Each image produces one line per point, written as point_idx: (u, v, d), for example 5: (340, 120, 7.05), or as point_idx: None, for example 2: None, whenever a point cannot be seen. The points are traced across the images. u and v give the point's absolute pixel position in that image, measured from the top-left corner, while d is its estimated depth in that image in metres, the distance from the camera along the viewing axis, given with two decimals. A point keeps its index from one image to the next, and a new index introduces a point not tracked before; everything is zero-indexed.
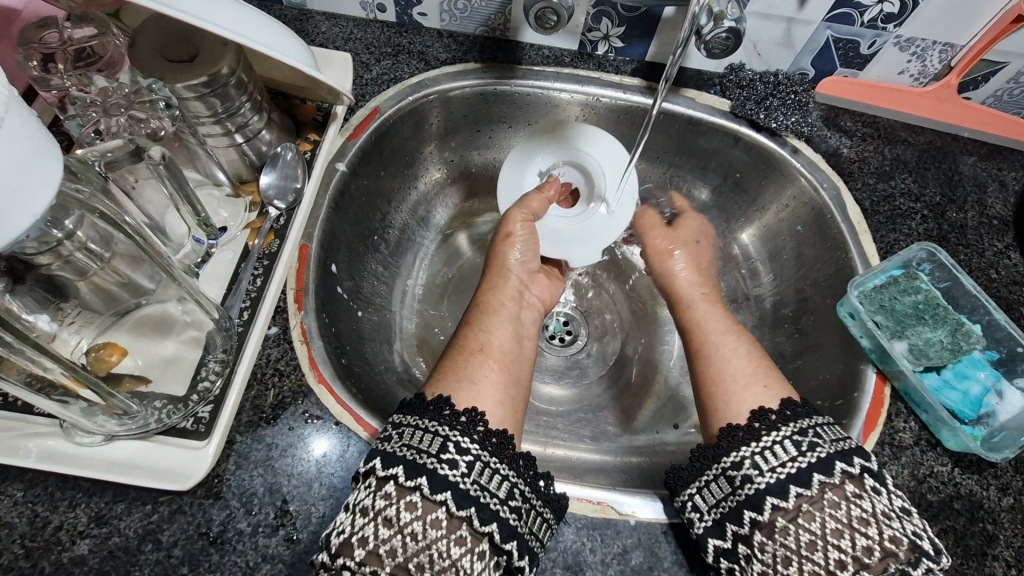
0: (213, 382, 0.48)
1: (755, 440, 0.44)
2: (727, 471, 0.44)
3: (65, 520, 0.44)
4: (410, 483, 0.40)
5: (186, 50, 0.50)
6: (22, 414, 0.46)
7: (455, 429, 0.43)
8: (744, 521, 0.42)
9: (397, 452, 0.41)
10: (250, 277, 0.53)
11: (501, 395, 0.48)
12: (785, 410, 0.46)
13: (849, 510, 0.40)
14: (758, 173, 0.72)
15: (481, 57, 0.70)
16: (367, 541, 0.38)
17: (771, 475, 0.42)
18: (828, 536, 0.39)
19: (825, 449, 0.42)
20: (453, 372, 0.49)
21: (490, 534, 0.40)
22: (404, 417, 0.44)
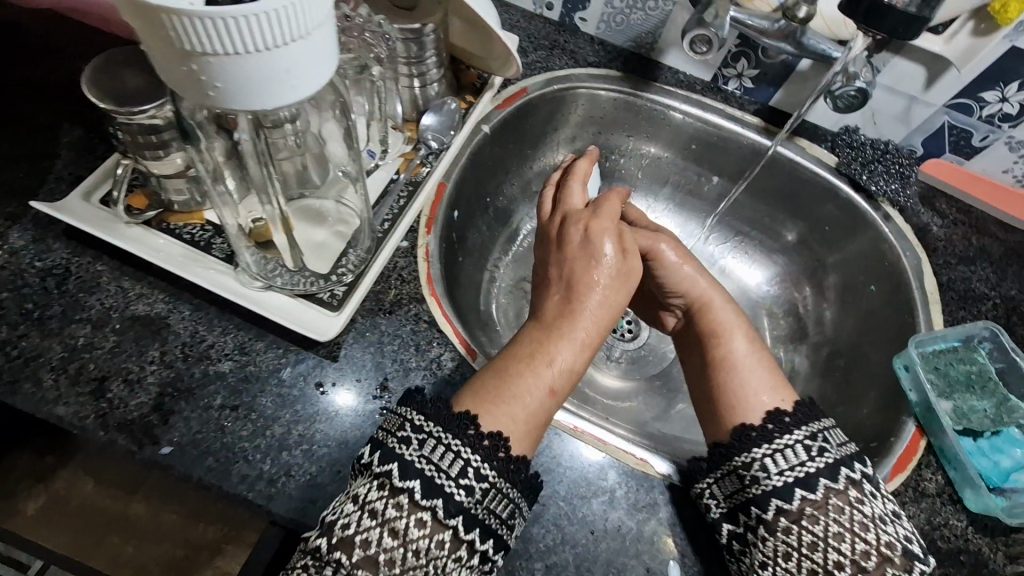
0: (352, 269, 0.58)
1: (768, 442, 0.49)
2: (740, 470, 0.49)
3: (217, 341, 0.54)
4: (425, 503, 0.43)
5: (408, 1, 0.62)
6: (203, 250, 0.56)
7: (474, 452, 0.46)
8: (752, 514, 0.48)
9: (414, 463, 0.44)
10: (396, 196, 0.63)
11: (535, 421, 0.50)
12: (798, 413, 0.51)
13: (852, 516, 0.46)
14: (845, 230, 0.77)
15: (623, 67, 0.78)
16: (369, 544, 0.43)
17: (780, 479, 0.47)
18: (831, 538, 0.45)
19: (833, 455, 0.48)
20: (499, 387, 0.50)
21: (484, 550, 0.44)
22: (427, 423, 0.46)
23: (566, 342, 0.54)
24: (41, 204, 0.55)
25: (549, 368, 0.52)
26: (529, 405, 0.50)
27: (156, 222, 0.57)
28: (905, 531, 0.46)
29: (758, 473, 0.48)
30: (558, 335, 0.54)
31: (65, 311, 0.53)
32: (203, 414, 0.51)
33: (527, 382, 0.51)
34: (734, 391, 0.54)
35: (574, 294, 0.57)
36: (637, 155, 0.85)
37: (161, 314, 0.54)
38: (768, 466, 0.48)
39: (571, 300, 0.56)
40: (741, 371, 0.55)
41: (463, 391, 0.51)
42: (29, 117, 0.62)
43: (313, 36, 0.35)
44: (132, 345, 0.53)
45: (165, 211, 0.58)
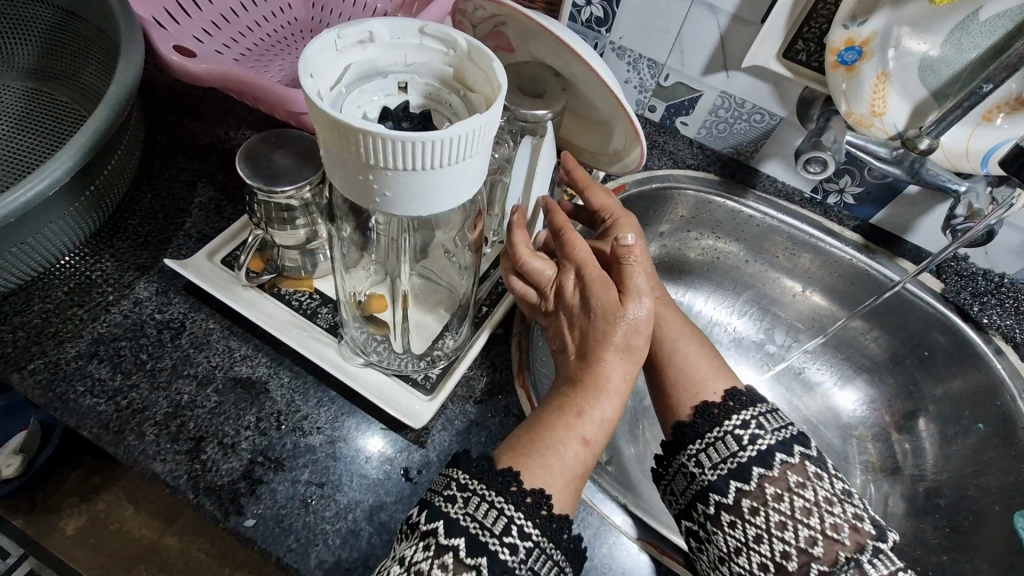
0: (447, 354, 0.58)
1: (702, 434, 0.49)
2: (683, 468, 0.50)
3: (311, 413, 0.54)
4: (469, 561, 0.40)
5: (535, 90, 0.61)
6: (310, 319, 0.58)
7: (516, 507, 0.43)
8: (711, 503, 0.48)
9: (459, 520, 0.42)
10: (495, 283, 0.64)
11: (574, 479, 0.47)
12: (727, 402, 0.51)
13: (792, 502, 0.46)
14: (950, 359, 0.72)
15: (721, 171, 0.79)
16: None
17: (714, 472, 0.48)
18: (773, 528, 0.45)
19: (764, 441, 0.48)
20: (531, 446, 0.48)
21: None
22: (472, 480, 0.44)
23: (600, 392, 0.51)
24: (171, 261, 0.59)
25: (585, 419, 0.50)
26: (568, 457, 0.47)
27: (269, 286, 0.60)
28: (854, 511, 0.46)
29: (692, 467, 0.49)
30: (590, 382, 0.51)
31: (176, 366, 0.55)
32: (290, 488, 0.50)
33: (563, 437, 0.48)
34: (693, 384, 0.54)
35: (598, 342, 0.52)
36: (724, 256, 0.85)
37: (262, 378, 0.56)
38: (699, 460, 0.49)
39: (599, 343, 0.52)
40: (679, 360, 0.57)
41: (500, 448, 0.48)
42: (170, 176, 0.67)
43: (476, 155, 0.37)
44: (232, 407, 0.54)
45: (278, 276, 0.60)
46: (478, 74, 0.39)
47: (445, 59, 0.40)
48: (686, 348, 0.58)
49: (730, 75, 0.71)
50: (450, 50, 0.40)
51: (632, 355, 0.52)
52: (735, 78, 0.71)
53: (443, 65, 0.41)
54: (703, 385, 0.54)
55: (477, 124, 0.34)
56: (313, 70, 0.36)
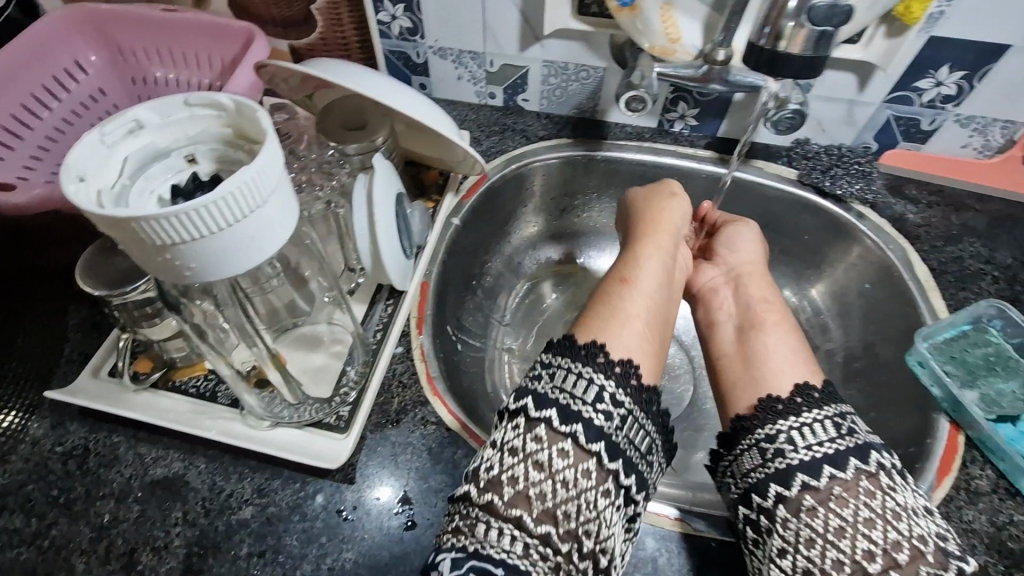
0: (352, 389, 0.59)
1: (793, 417, 0.49)
2: (756, 446, 0.49)
3: (235, 489, 0.55)
4: (564, 429, 0.46)
5: (357, 121, 0.64)
6: (210, 401, 0.58)
7: (606, 377, 0.49)
8: (771, 494, 0.46)
9: (549, 393, 0.48)
10: (383, 307, 0.65)
11: (643, 343, 0.54)
12: (823, 393, 0.51)
13: (884, 503, 0.44)
14: (826, 235, 0.78)
15: (573, 132, 0.82)
16: (516, 481, 0.44)
17: (807, 453, 0.46)
18: (860, 525, 0.43)
19: (863, 437, 0.47)
20: (605, 320, 0.55)
21: (629, 487, 0.46)
22: (554, 358, 0.51)
23: (633, 286, 0.59)
24: (54, 392, 0.58)
25: (630, 302, 0.57)
26: (637, 322, 0.55)
27: (162, 383, 0.60)
28: (880, 479, 0.45)
29: (784, 448, 0.48)
30: (614, 309, 0.56)
31: (90, 490, 0.55)
32: (232, 567, 0.51)
33: (624, 321, 0.55)
34: (765, 375, 0.54)
35: (627, 265, 0.62)
36: (608, 208, 0.88)
37: (179, 473, 0.56)
38: (793, 441, 0.47)
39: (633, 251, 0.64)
40: (760, 351, 0.57)
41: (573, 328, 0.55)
42: (37, 310, 0.66)
43: (265, 205, 0.38)
44: (155, 510, 0.54)
45: (169, 369, 0.60)
46: (251, 128, 0.40)
47: (221, 122, 0.41)
48: (773, 318, 0.61)
49: (543, 44, 0.74)
50: (222, 113, 0.41)
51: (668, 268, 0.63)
52: (549, 46, 0.74)
53: (221, 128, 0.42)
54: (769, 382, 0.53)
55: (245, 177, 0.36)
56: (85, 172, 0.37)
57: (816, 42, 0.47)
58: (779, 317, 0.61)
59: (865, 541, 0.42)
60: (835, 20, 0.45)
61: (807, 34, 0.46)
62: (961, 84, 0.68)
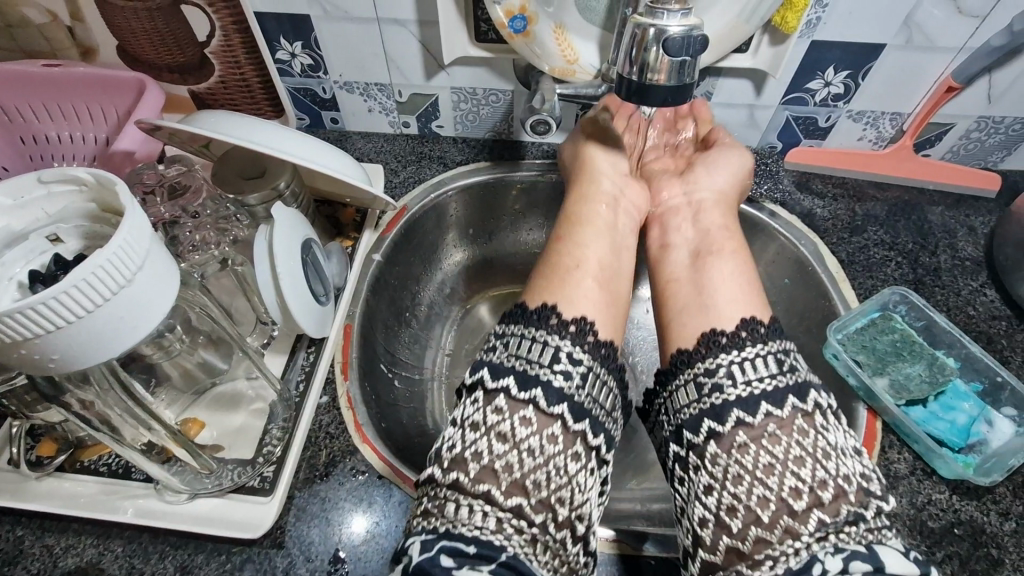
0: (275, 447, 0.57)
1: (733, 351, 0.51)
2: (695, 376, 0.51)
3: (155, 571, 0.51)
4: (524, 396, 0.48)
5: (257, 170, 0.62)
6: (122, 479, 0.55)
7: (561, 338, 0.52)
8: (701, 430, 0.49)
9: (506, 362, 0.50)
10: (304, 356, 0.63)
11: (598, 307, 0.57)
12: (768, 325, 0.53)
13: (814, 440, 0.46)
14: (743, 235, 0.80)
15: (490, 155, 0.82)
16: (480, 455, 0.46)
17: (745, 389, 0.48)
18: (791, 462, 0.45)
19: (801, 375, 0.49)
20: (553, 278, 0.59)
21: (596, 447, 0.49)
22: (508, 328, 0.54)
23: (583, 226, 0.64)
24: None
25: (573, 257, 0.61)
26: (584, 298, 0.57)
27: (68, 466, 0.56)
28: (811, 418, 0.47)
29: (718, 383, 0.50)
30: (573, 265, 0.60)
31: None
32: None
33: (571, 275, 0.59)
34: (710, 303, 0.57)
35: (572, 225, 0.65)
36: (536, 227, 0.88)
37: (93, 560, 0.52)
38: (727, 375, 0.50)
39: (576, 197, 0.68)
40: (712, 284, 0.59)
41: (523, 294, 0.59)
42: None
43: (133, 283, 0.36)
44: None
45: (76, 449, 0.57)
46: (115, 200, 0.38)
47: (82, 196, 0.39)
48: (725, 247, 0.63)
49: (449, 72, 0.74)
50: (83, 187, 0.39)
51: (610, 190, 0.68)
52: (455, 73, 0.74)
53: (84, 203, 0.39)
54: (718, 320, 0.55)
55: (101, 259, 0.33)
56: None
57: (679, 71, 0.47)
58: (729, 244, 0.63)
59: (791, 476, 0.45)
60: (693, 48, 0.46)
61: (670, 62, 0.47)
62: (847, 82, 0.71)
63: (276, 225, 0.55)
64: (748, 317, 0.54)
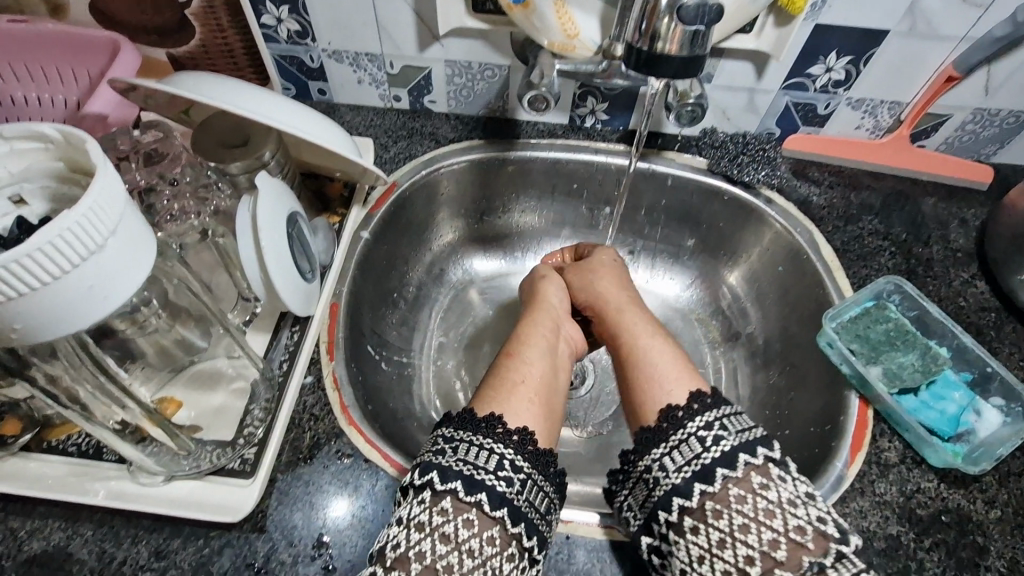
0: (257, 427, 0.55)
1: (664, 441, 0.49)
2: (647, 473, 0.49)
3: (128, 555, 0.49)
4: (470, 499, 0.43)
5: (238, 137, 0.59)
6: (93, 459, 0.52)
7: (506, 446, 0.47)
8: (663, 519, 0.46)
9: (453, 466, 0.45)
10: (288, 334, 0.60)
11: (536, 411, 0.52)
12: (695, 404, 0.51)
13: (755, 503, 0.44)
14: (738, 222, 0.79)
15: (484, 133, 0.80)
16: (423, 556, 0.41)
17: (677, 475, 0.47)
18: (737, 532, 0.43)
19: (729, 442, 0.47)
20: (499, 393, 0.52)
21: (530, 547, 0.44)
22: (457, 432, 0.48)
23: (525, 379, 0.55)
24: None
25: (519, 371, 0.56)
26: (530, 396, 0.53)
27: (35, 445, 0.53)
28: (763, 467, 0.46)
29: (658, 471, 0.48)
30: (516, 382, 0.54)
31: None
32: None
33: (513, 392, 0.53)
34: (656, 384, 0.55)
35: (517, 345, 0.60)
36: (529, 208, 0.86)
37: (60, 545, 0.49)
38: (665, 462, 0.48)
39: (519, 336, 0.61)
40: (653, 359, 0.58)
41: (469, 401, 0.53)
42: None
43: (104, 251, 0.33)
44: None
45: (43, 428, 0.54)
46: (83, 160, 0.35)
47: (47, 154, 0.36)
48: (632, 314, 0.65)
49: (443, 44, 0.71)
50: (47, 144, 0.36)
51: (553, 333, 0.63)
52: (449, 45, 0.71)
53: (49, 161, 0.36)
54: (656, 390, 0.54)
55: (67, 223, 0.31)
56: None
57: (691, 42, 0.47)
58: (635, 311, 0.66)
59: (742, 546, 0.43)
60: (706, 19, 0.45)
61: (682, 33, 0.46)
62: (849, 69, 0.70)
63: (261, 195, 0.52)
64: (692, 390, 0.53)
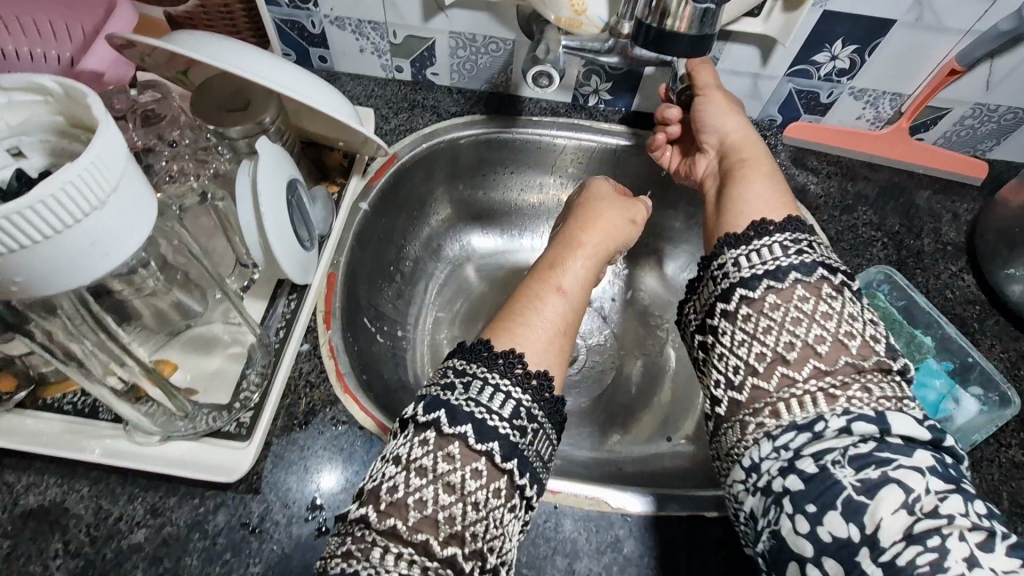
0: (253, 393, 0.55)
1: (747, 244, 0.51)
2: (716, 274, 0.52)
3: (124, 512, 0.50)
4: (480, 447, 0.42)
5: (240, 101, 0.58)
6: (89, 419, 0.53)
7: (522, 392, 0.46)
8: (733, 298, 0.50)
9: (463, 407, 0.44)
10: (285, 303, 0.61)
11: (548, 345, 0.51)
12: (781, 224, 0.51)
13: (816, 305, 0.47)
14: None
15: (486, 108, 0.79)
16: (424, 504, 0.41)
17: (749, 271, 0.49)
18: (788, 322, 0.47)
19: (811, 257, 0.49)
20: (520, 324, 0.52)
21: (530, 497, 0.44)
22: (469, 365, 0.47)
23: (556, 286, 0.56)
24: None
25: (561, 280, 0.57)
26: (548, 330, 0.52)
27: (30, 403, 0.53)
28: (816, 286, 0.48)
29: (729, 269, 0.51)
30: (547, 296, 0.55)
31: None
32: None
33: (538, 317, 0.53)
34: (730, 219, 0.55)
35: (546, 269, 0.59)
36: (527, 185, 0.86)
37: (56, 500, 0.50)
38: (739, 261, 0.50)
39: (568, 241, 0.62)
40: (742, 196, 0.56)
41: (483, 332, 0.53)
42: None
43: (107, 207, 0.33)
44: (29, 543, 0.48)
45: (39, 386, 0.54)
46: (86, 115, 0.35)
47: (48, 108, 0.36)
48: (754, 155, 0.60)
49: (448, 15, 0.70)
50: (48, 97, 0.35)
51: (598, 243, 0.62)
52: (454, 16, 0.70)
53: (48, 116, 0.36)
54: (742, 217, 0.54)
55: (71, 176, 0.30)
56: None
57: (700, 22, 0.47)
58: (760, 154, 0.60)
59: (788, 334, 0.46)
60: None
61: (693, 11, 0.46)
62: (854, 57, 0.70)
63: (261, 160, 0.52)
64: (763, 221, 0.53)
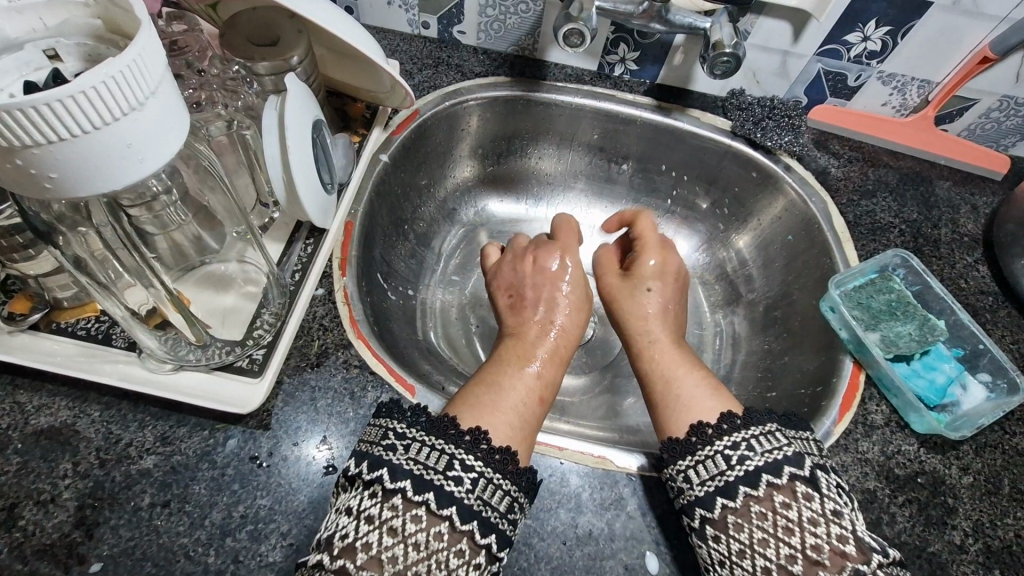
0: (266, 332, 0.55)
1: (694, 453, 0.50)
2: (672, 480, 0.51)
3: (134, 438, 0.50)
4: (418, 498, 0.44)
5: (269, 37, 0.58)
6: (102, 344, 0.53)
7: (458, 446, 0.47)
8: (696, 516, 0.49)
9: (403, 466, 0.45)
10: (301, 248, 0.60)
11: (514, 421, 0.53)
12: (722, 424, 0.51)
13: (774, 521, 0.46)
14: (754, 186, 0.79)
15: (511, 71, 0.79)
16: (369, 547, 0.43)
17: (701, 488, 0.49)
18: (754, 544, 0.46)
19: (754, 462, 0.48)
20: (480, 400, 0.54)
21: (489, 545, 0.45)
22: (410, 429, 0.47)
23: (507, 383, 0.57)
24: None
25: (512, 378, 0.58)
26: (511, 409, 0.54)
27: (43, 325, 0.53)
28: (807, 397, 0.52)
29: (682, 483, 0.50)
30: (499, 388, 0.56)
31: None
32: (132, 519, 0.47)
33: (501, 397, 0.55)
34: (682, 404, 0.57)
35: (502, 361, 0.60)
36: (546, 154, 0.86)
37: (68, 422, 0.50)
38: (688, 476, 0.50)
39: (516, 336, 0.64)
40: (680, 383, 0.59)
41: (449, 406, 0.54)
42: None
43: (143, 110, 0.33)
44: (39, 462, 0.48)
45: (53, 310, 0.54)
46: (127, 20, 0.35)
47: (87, 11, 0.37)
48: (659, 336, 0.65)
49: None
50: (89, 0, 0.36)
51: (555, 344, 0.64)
52: None
53: (89, 19, 0.37)
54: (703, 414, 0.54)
55: (113, 70, 0.30)
56: None
57: None
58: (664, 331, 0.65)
59: (785, 545, 0.45)
60: None
61: None
62: (886, 39, 0.69)
63: (289, 95, 0.51)
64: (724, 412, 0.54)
